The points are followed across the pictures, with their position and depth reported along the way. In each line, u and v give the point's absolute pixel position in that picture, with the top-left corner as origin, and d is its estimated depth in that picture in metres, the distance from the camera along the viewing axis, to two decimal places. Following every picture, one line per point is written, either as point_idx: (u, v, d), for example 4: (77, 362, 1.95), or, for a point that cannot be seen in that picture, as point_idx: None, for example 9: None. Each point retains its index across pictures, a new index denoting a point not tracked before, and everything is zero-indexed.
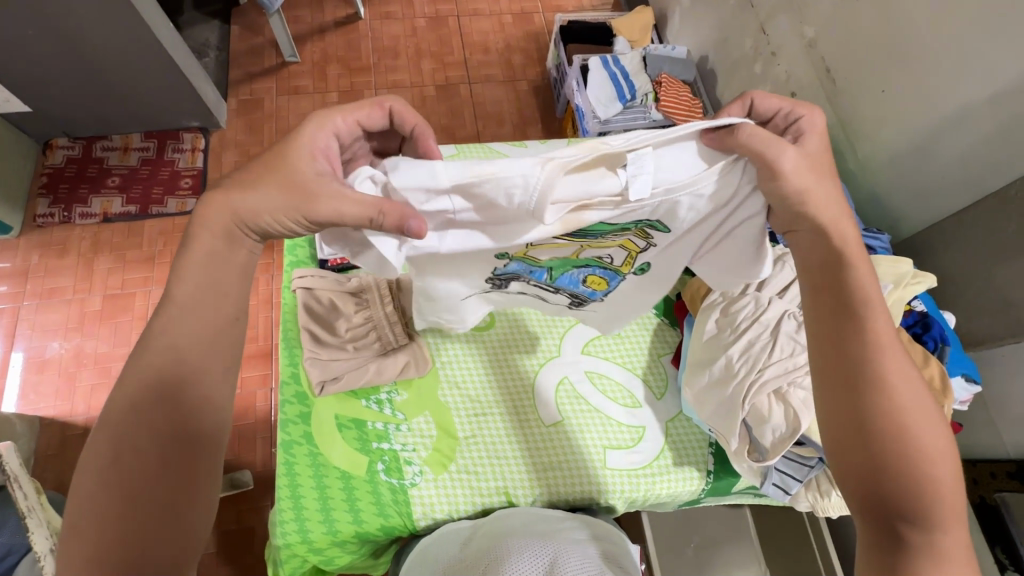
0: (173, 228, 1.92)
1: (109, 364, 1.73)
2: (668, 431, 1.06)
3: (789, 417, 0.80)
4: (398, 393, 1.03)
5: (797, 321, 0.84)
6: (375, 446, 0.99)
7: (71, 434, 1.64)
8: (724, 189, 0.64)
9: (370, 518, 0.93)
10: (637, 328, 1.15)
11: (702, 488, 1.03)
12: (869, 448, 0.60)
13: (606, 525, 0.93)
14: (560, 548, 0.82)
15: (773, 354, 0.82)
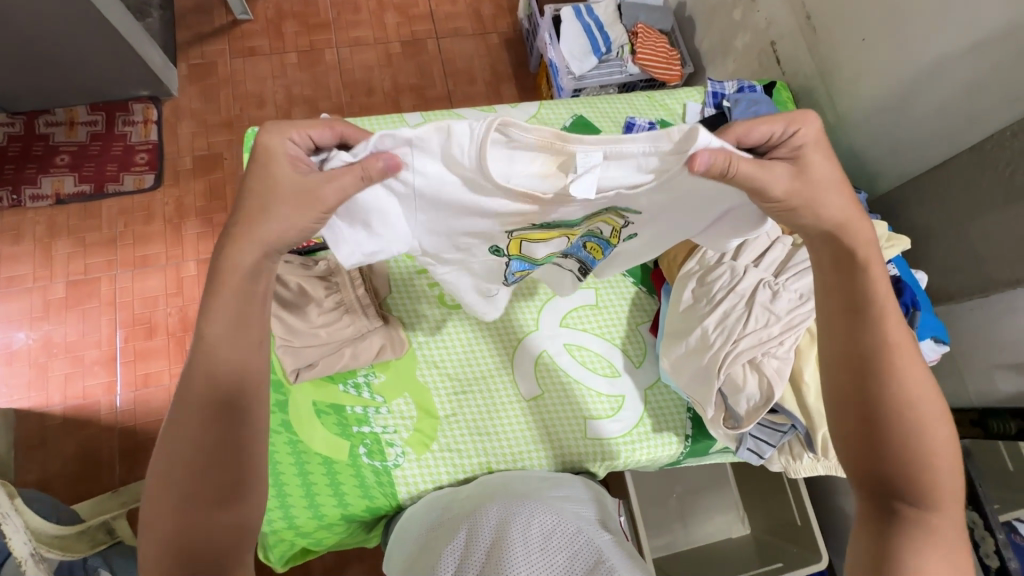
0: (132, 207, 1.83)
1: (81, 352, 1.69)
2: (647, 398, 1.07)
3: (762, 385, 0.80)
4: (376, 376, 1.02)
5: (772, 290, 0.83)
6: (355, 430, 0.98)
7: (49, 424, 1.62)
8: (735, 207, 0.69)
9: (355, 500, 0.95)
10: (615, 297, 1.13)
11: (680, 452, 1.05)
12: (875, 410, 0.63)
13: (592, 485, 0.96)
14: (534, 506, 0.76)
15: (745, 325, 0.82)
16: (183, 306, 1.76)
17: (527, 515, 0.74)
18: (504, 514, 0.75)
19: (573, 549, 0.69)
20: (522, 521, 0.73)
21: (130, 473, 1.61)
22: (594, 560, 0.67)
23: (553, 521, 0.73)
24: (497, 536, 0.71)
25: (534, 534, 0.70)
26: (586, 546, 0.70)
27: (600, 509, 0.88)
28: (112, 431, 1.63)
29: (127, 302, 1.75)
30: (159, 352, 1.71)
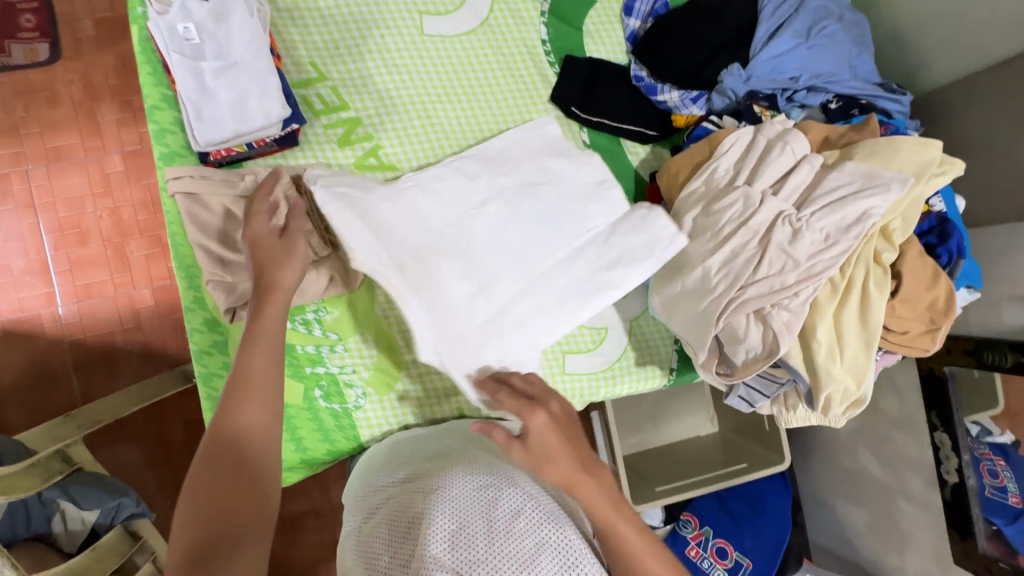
0: (29, 86, 1.51)
1: (7, 261, 1.50)
2: (632, 331, 0.98)
3: (767, 338, 0.69)
4: (327, 311, 0.89)
5: (793, 229, 0.68)
6: (309, 372, 0.88)
7: None
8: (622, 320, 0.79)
9: (314, 444, 0.88)
10: None
11: (664, 384, 0.99)
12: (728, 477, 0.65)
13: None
14: (503, 481, 0.66)
15: (755, 269, 0.69)
16: (115, 208, 1.55)
17: (494, 495, 0.64)
18: (467, 489, 0.64)
19: (540, 537, 0.60)
20: (488, 504, 0.63)
21: (90, 386, 1.53)
22: (560, 553, 0.60)
23: (522, 501, 0.64)
24: (457, 520, 0.61)
25: (499, 521, 0.61)
26: (556, 534, 0.61)
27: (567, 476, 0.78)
28: (61, 344, 1.52)
29: (47, 204, 1.52)
30: (96, 260, 1.54)
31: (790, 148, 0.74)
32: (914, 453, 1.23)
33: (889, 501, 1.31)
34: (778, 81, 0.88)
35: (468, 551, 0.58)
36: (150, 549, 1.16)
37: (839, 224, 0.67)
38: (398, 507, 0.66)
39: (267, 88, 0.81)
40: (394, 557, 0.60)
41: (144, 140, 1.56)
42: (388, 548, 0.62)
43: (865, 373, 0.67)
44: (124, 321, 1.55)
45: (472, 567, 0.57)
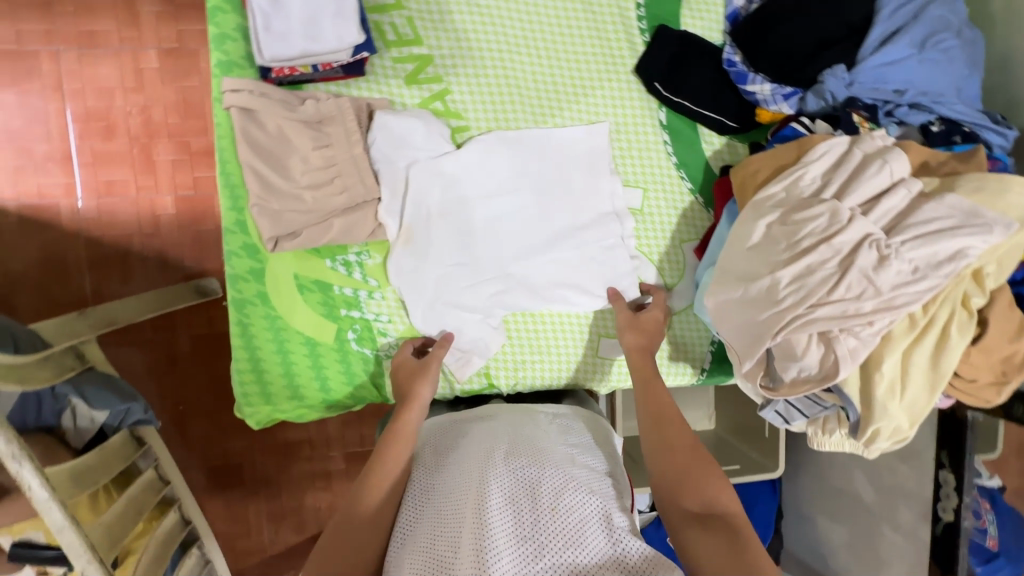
0: None
1: (29, 144, 1.45)
2: (671, 326, 0.96)
3: (825, 362, 0.67)
4: (369, 256, 0.86)
5: (880, 254, 0.64)
6: (343, 314, 0.86)
7: (5, 221, 1.45)
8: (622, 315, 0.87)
9: (339, 386, 0.88)
10: (664, 206, 0.94)
11: (692, 382, 0.98)
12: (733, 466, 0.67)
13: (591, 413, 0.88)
14: (545, 461, 0.67)
15: (830, 290, 0.66)
16: (145, 106, 1.48)
17: (537, 473, 0.65)
18: (510, 468, 0.66)
19: (585, 513, 0.61)
20: (532, 482, 0.64)
21: (102, 285, 1.51)
22: (605, 529, 0.60)
23: (565, 480, 0.64)
24: (503, 496, 0.62)
25: (544, 497, 0.62)
26: (599, 512, 0.62)
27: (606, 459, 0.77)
28: (77, 238, 1.49)
29: (76, 90, 1.45)
30: (121, 158, 1.49)
31: (888, 167, 0.70)
32: (911, 487, 1.24)
33: (874, 526, 1.34)
34: (881, 92, 0.83)
35: (517, 527, 0.59)
36: (153, 455, 1.19)
37: (930, 258, 0.63)
38: (443, 483, 0.68)
39: (342, 9, 0.75)
40: (443, 528, 0.62)
41: (183, 39, 1.48)
42: (437, 525, 0.62)
43: (921, 414, 0.65)
44: (143, 225, 1.52)
45: (521, 541, 0.58)
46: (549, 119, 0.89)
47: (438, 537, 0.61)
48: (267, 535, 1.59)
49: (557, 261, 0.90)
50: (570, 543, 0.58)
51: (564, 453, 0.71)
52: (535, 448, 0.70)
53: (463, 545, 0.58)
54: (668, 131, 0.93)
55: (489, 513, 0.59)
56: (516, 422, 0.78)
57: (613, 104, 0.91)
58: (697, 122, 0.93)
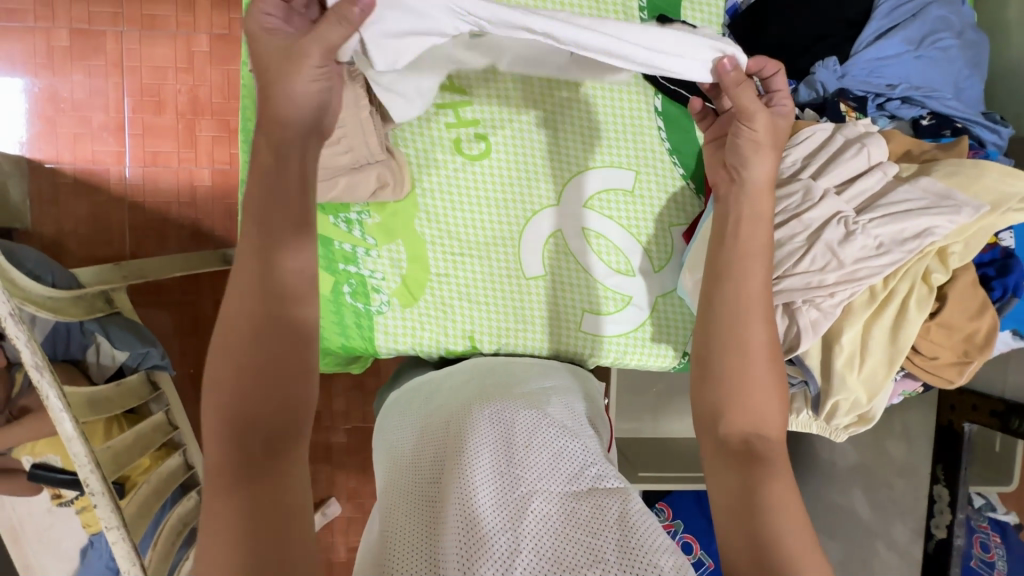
0: None
1: (89, 114, 1.59)
2: (655, 307, 0.98)
3: (789, 334, 0.68)
4: (370, 216, 0.92)
5: (847, 230, 0.66)
6: (341, 268, 0.92)
7: (61, 182, 1.59)
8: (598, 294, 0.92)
9: (331, 335, 0.93)
10: (655, 188, 0.97)
11: (674, 365, 1.00)
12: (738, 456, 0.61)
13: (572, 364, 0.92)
14: (520, 406, 0.70)
15: (796, 263, 0.67)
16: (193, 85, 1.61)
17: (512, 417, 0.68)
18: (488, 414, 0.68)
19: (558, 449, 0.64)
20: (508, 425, 0.67)
21: (141, 246, 1.63)
22: (579, 460, 0.63)
23: (538, 421, 0.67)
24: (481, 437, 0.64)
25: (519, 437, 0.65)
26: (575, 447, 0.65)
27: (591, 406, 0.81)
28: (122, 202, 1.62)
29: (134, 68, 1.59)
30: (168, 131, 1.61)
31: (866, 150, 0.71)
32: (907, 502, 1.20)
33: (869, 543, 1.29)
34: (873, 85, 0.84)
35: (492, 463, 0.61)
36: (165, 401, 1.27)
37: (896, 235, 0.64)
38: (423, 436, 0.70)
39: None
40: (426, 471, 0.64)
41: (231, 26, 1.61)
42: (423, 466, 0.65)
43: (880, 390, 0.65)
44: (181, 194, 1.64)
45: (496, 473, 0.60)
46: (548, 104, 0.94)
47: (422, 481, 0.63)
48: None
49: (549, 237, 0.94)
50: (547, 473, 0.61)
51: (539, 398, 0.74)
52: (514, 396, 0.73)
53: (445, 486, 0.60)
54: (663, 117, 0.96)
55: (470, 455, 0.62)
56: (495, 376, 0.81)
57: (610, 87, 0.95)
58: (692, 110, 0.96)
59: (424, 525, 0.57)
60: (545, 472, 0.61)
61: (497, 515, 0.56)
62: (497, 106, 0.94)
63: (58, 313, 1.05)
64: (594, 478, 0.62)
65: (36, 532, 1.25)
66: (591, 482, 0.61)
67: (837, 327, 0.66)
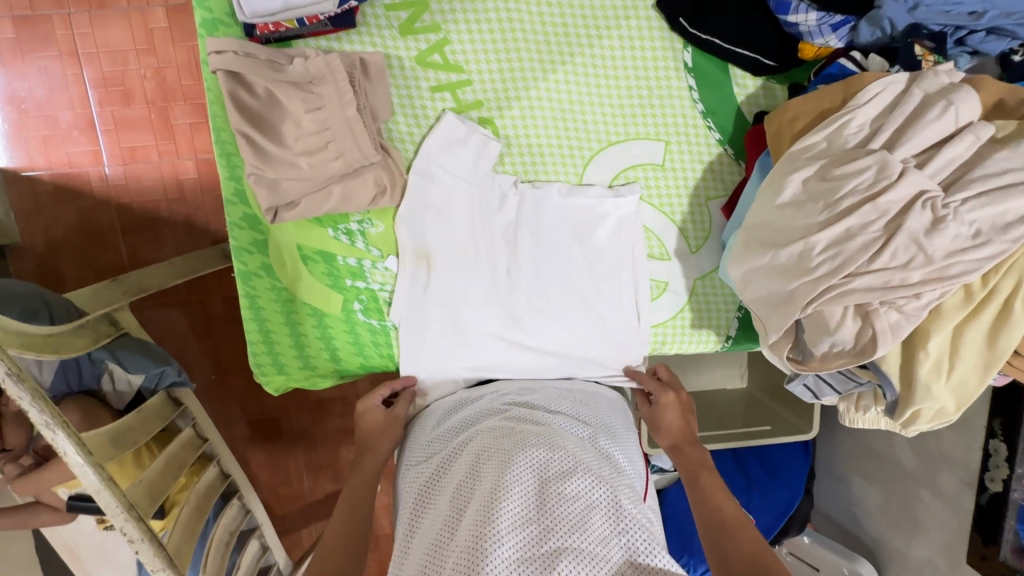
0: None
1: (54, 113, 1.46)
2: (694, 290, 0.90)
3: (862, 336, 0.60)
4: (372, 224, 0.83)
5: (935, 215, 0.56)
6: (349, 285, 0.84)
7: (42, 191, 1.49)
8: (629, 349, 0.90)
9: (348, 356, 0.87)
10: (687, 160, 0.85)
11: (716, 349, 0.92)
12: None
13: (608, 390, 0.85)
14: (552, 443, 0.64)
15: (872, 258, 0.58)
16: (159, 68, 1.46)
17: (545, 455, 0.62)
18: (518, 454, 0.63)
19: (592, 499, 0.58)
20: (539, 467, 0.61)
21: (137, 250, 1.56)
22: (613, 515, 0.58)
23: (574, 464, 0.62)
24: (513, 480, 0.59)
25: (551, 483, 0.59)
26: (609, 499, 0.59)
27: (626, 446, 0.74)
28: (108, 205, 1.52)
29: (92, 55, 1.43)
30: (141, 123, 1.48)
31: (953, 110, 0.59)
32: (956, 452, 1.17)
33: (912, 491, 1.27)
34: (952, 16, 0.68)
35: (524, 511, 0.56)
36: (190, 416, 1.24)
37: (995, 219, 0.54)
38: (447, 476, 0.65)
39: None
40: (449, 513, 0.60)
41: None
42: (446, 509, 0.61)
43: (970, 397, 0.58)
44: (168, 191, 1.53)
45: (527, 523, 0.56)
46: (568, 127, 0.83)
47: (441, 528, 0.59)
48: (308, 483, 1.69)
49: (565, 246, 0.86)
50: (577, 528, 0.56)
51: (572, 434, 0.69)
52: (545, 430, 0.68)
53: (467, 535, 0.56)
54: (695, 74, 0.82)
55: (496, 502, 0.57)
56: (520, 401, 0.75)
57: (630, 44, 0.81)
58: (728, 63, 0.82)
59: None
60: (575, 526, 0.56)
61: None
62: (502, 84, 0.81)
63: (62, 352, 0.99)
64: (627, 539, 0.57)
65: (90, 549, 1.28)
66: (625, 541, 0.56)
67: (922, 329, 0.57)
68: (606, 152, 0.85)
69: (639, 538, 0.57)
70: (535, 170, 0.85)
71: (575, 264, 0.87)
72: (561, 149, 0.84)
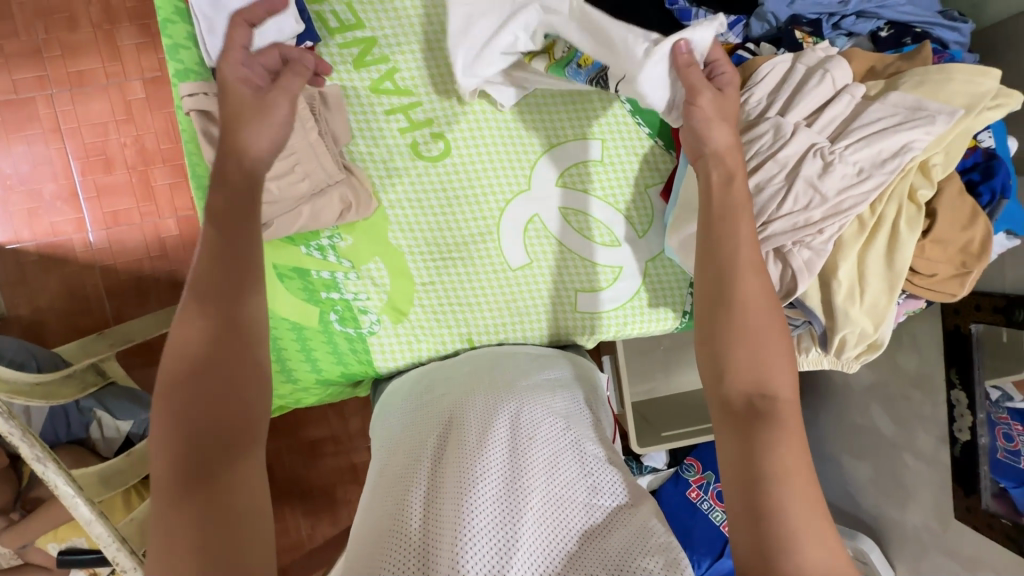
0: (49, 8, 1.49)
1: (38, 186, 1.53)
2: (647, 271, 0.97)
3: (784, 278, 0.67)
4: (341, 238, 0.89)
5: (825, 161, 0.64)
6: (324, 296, 0.90)
7: (27, 260, 1.54)
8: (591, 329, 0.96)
9: (329, 365, 0.92)
10: (623, 153, 0.95)
11: (675, 326, 0.99)
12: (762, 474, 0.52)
13: (577, 361, 0.90)
14: (524, 403, 0.71)
15: (779, 205, 0.66)
16: (138, 135, 1.55)
17: (517, 413, 0.68)
18: (492, 415, 0.68)
19: (557, 448, 0.65)
20: (511, 423, 0.67)
21: (122, 309, 1.59)
22: (582, 460, 0.64)
23: (541, 419, 0.68)
24: (489, 435, 0.65)
25: (521, 435, 0.65)
26: (578, 449, 0.66)
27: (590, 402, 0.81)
28: (92, 268, 1.57)
29: (73, 129, 1.52)
30: (122, 188, 1.56)
31: (830, 76, 0.69)
32: (928, 411, 1.20)
33: (897, 458, 1.28)
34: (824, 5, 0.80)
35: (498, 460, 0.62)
36: None
37: (874, 157, 0.63)
38: (423, 437, 0.69)
39: None
40: (428, 470, 0.64)
41: (162, 66, 1.54)
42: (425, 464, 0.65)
43: (884, 316, 0.66)
44: (150, 249, 1.59)
45: (502, 470, 0.61)
46: (513, 135, 0.92)
47: (420, 477, 0.63)
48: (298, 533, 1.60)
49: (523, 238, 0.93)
50: (549, 472, 0.62)
51: (540, 393, 0.75)
52: (516, 392, 0.74)
53: (446, 485, 0.60)
54: None
55: (474, 451, 0.62)
56: (490, 372, 0.81)
57: None
58: None
59: (420, 519, 0.57)
60: (548, 471, 0.62)
61: (498, 511, 0.57)
62: (448, 100, 0.90)
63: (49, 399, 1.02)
64: (591, 479, 0.63)
65: None
66: (589, 481, 0.63)
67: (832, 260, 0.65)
68: (550, 153, 0.93)
69: (607, 479, 0.64)
70: (487, 175, 0.92)
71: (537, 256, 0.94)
72: (508, 154, 0.92)
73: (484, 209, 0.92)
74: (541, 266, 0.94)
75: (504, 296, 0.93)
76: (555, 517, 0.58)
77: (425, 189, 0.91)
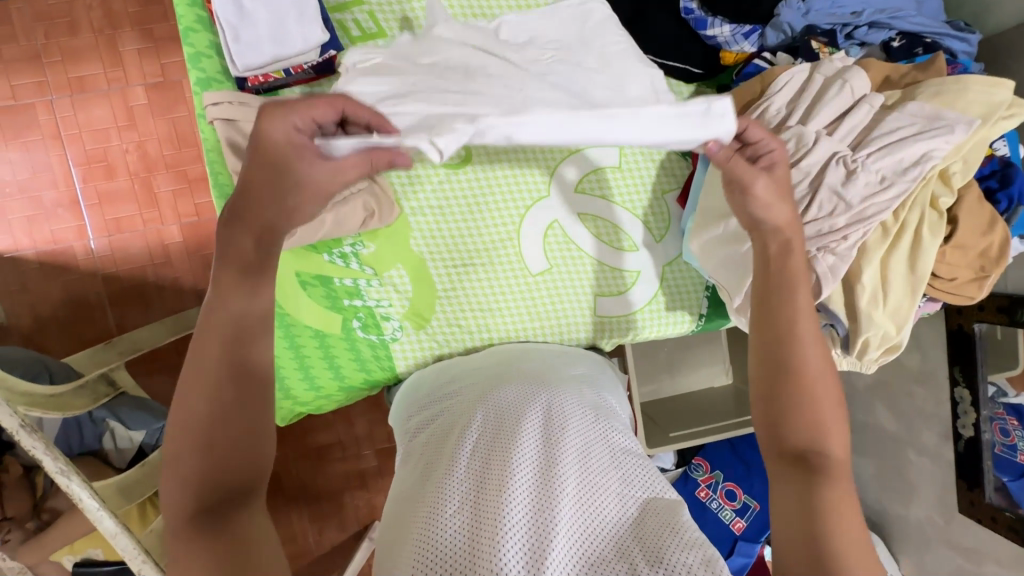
0: (49, 14, 1.47)
1: (38, 194, 1.51)
2: (664, 275, 0.98)
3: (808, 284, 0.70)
4: (363, 246, 0.90)
5: (848, 169, 0.67)
6: (347, 304, 0.90)
7: (28, 269, 1.52)
8: (609, 333, 0.98)
9: (352, 372, 0.92)
10: (640, 159, 0.97)
11: (691, 329, 1.01)
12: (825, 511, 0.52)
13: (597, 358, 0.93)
14: (556, 396, 0.72)
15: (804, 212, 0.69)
16: (140, 142, 1.53)
17: (548, 402, 0.70)
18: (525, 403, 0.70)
19: (590, 437, 0.66)
20: (544, 411, 0.68)
21: (125, 317, 1.57)
22: (613, 451, 0.66)
23: (572, 408, 0.70)
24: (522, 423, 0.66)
25: (554, 423, 0.67)
26: (607, 442, 0.67)
27: (615, 395, 0.82)
28: (94, 276, 1.55)
29: (74, 136, 1.51)
30: (124, 194, 1.54)
31: (849, 86, 0.71)
32: (931, 408, 1.23)
33: (901, 454, 1.30)
34: (838, 15, 0.83)
35: (531, 445, 0.63)
36: None
37: (897, 166, 0.66)
38: (452, 426, 0.71)
39: (304, 10, 0.79)
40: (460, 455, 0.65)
41: (166, 71, 1.53)
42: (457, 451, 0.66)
43: (905, 320, 0.68)
44: (154, 256, 1.57)
45: (536, 456, 0.62)
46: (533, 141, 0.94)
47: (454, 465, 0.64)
48: (312, 537, 1.55)
49: (544, 244, 0.94)
50: (581, 462, 0.62)
51: (566, 385, 0.77)
52: (544, 384, 0.75)
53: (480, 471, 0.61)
54: None
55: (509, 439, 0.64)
56: (513, 366, 0.82)
57: None
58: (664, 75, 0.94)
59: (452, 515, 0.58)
60: (580, 460, 0.62)
61: (533, 495, 0.58)
62: None
63: (61, 412, 1.00)
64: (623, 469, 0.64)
65: None
66: (622, 470, 0.64)
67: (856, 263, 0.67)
68: (570, 160, 0.95)
69: (637, 473, 0.64)
70: (507, 180, 0.93)
71: (557, 261, 0.95)
72: (526, 160, 0.94)
73: (503, 216, 0.93)
74: (562, 271, 0.95)
75: (526, 295, 0.94)
76: (589, 503, 0.59)
77: (446, 196, 0.92)
